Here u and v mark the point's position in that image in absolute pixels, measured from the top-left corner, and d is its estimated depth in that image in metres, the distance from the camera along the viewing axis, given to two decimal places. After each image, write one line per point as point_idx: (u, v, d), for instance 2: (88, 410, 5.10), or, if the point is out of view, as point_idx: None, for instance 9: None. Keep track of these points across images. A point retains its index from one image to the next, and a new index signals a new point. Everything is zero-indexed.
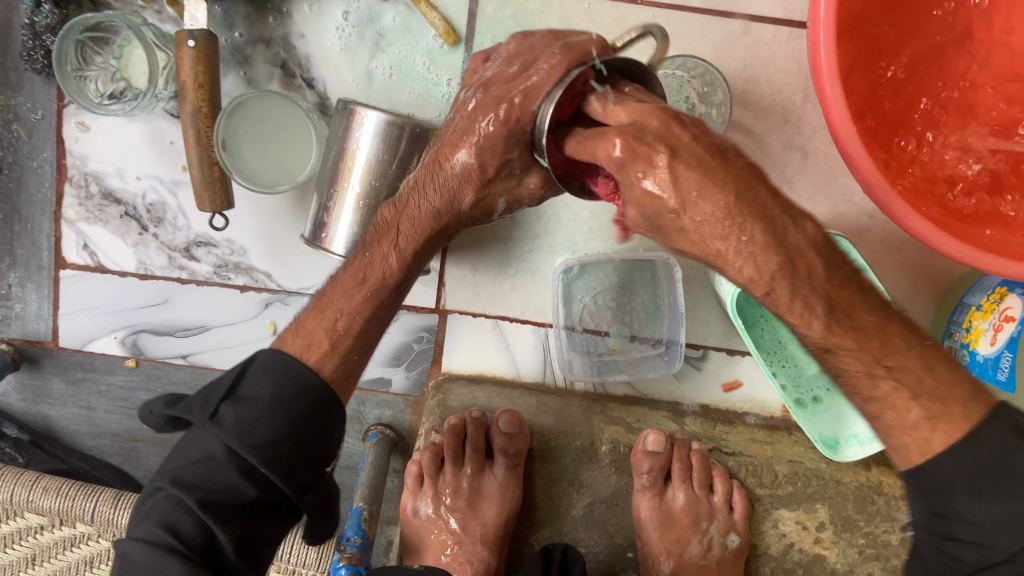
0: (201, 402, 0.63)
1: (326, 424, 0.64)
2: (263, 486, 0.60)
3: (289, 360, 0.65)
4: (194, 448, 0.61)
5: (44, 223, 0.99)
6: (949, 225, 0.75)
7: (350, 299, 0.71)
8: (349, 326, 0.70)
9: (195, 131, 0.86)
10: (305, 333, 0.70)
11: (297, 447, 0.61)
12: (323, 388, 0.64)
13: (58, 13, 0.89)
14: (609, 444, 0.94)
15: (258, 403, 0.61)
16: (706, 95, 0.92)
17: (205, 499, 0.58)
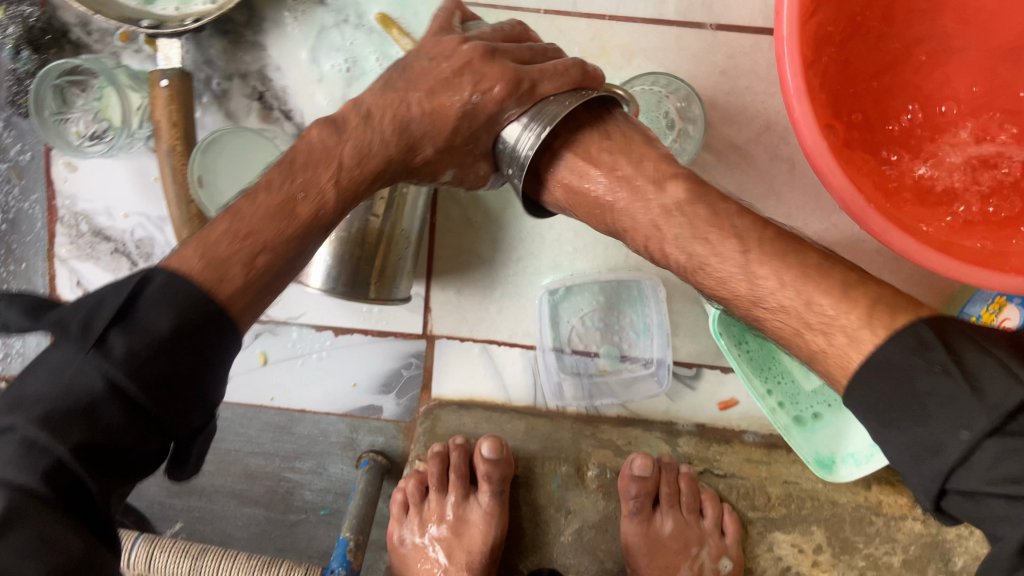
0: (79, 319, 0.51)
1: (216, 357, 0.54)
2: (145, 422, 0.51)
3: (187, 282, 0.53)
4: (71, 374, 0.50)
5: (38, 262, 1.01)
6: (934, 237, 0.72)
7: (271, 222, 0.59)
8: (268, 265, 0.58)
9: (171, 169, 0.88)
10: (212, 254, 0.56)
11: (182, 385, 0.52)
12: (218, 308, 0.54)
13: (37, 59, 0.91)
14: (595, 469, 0.95)
15: (152, 337, 0.50)
16: (683, 111, 0.91)
17: (85, 441, 0.48)
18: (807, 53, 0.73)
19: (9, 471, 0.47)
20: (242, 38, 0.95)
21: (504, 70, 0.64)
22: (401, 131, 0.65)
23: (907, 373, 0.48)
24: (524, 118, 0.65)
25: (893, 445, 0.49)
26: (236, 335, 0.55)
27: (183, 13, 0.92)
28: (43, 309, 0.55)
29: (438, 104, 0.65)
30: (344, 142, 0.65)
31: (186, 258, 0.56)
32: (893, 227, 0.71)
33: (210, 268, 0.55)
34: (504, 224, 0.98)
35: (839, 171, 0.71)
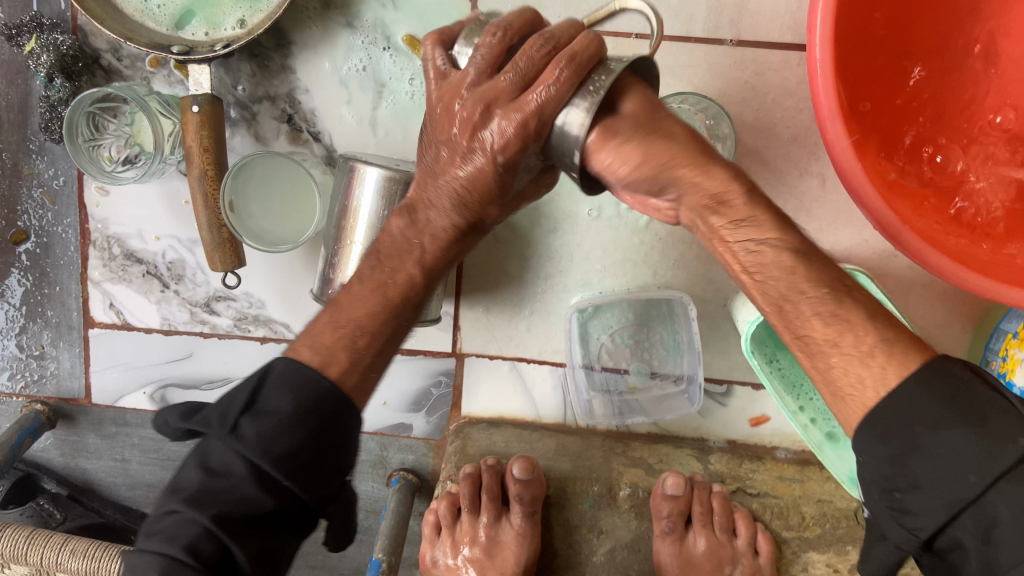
0: (219, 413, 0.56)
1: (340, 431, 0.57)
2: (282, 495, 0.55)
3: (308, 367, 0.58)
4: (213, 459, 0.55)
5: (72, 285, 1.02)
6: (974, 257, 0.72)
7: (370, 312, 0.63)
8: (369, 343, 0.62)
9: (203, 195, 0.87)
10: (324, 348, 0.61)
11: (318, 455, 0.55)
12: (340, 394, 0.58)
13: (69, 86, 0.92)
14: (628, 489, 0.94)
15: (280, 417, 0.54)
16: (711, 128, 0.90)
17: (223, 517, 0.53)
18: (839, 75, 0.72)
19: (170, 545, 0.53)
20: (270, 61, 0.95)
21: (518, 110, 0.53)
22: (456, 200, 0.62)
23: (966, 386, 0.50)
24: (577, 102, 0.52)
25: (938, 444, 0.49)
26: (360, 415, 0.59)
27: (212, 38, 0.93)
28: (192, 411, 0.61)
29: (473, 171, 0.59)
30: (422, 232, 0.66)
31: (297, 352, 0.61)
32: (932, 249, 0.70)
33: (316, 354, 0.60)
34: (533, 242, 0.96)
35: (875, 193, 0.71)
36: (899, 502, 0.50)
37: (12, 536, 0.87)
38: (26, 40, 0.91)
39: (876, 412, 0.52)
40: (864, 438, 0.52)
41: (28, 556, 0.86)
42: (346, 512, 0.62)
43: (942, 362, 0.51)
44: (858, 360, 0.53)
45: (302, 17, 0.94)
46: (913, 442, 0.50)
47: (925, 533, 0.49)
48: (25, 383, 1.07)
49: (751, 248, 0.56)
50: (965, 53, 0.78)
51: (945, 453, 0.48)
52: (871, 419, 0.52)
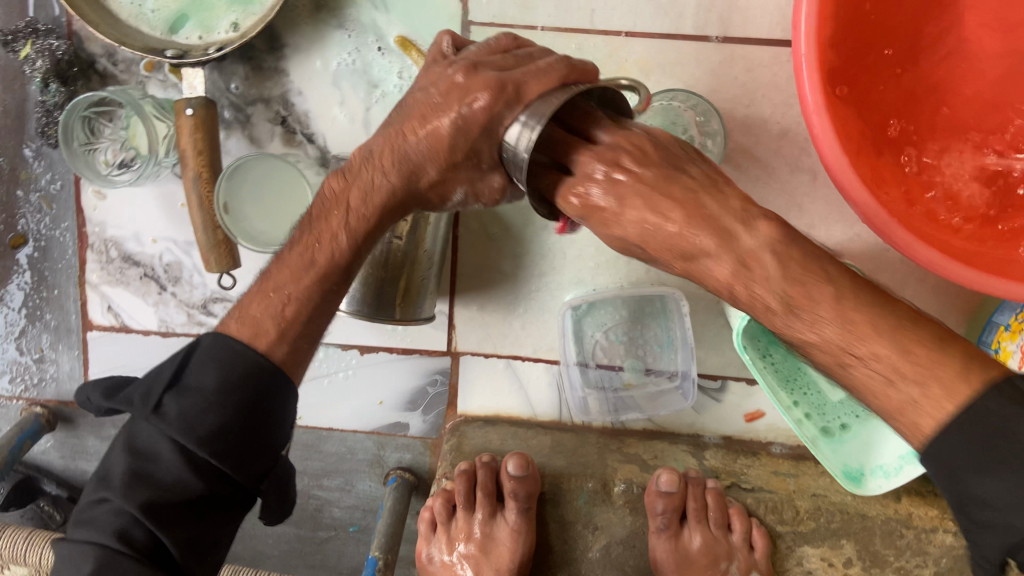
0: (144, 392, 0.63)
1: (270, 411, 0.63)
2: (210, 476, 0.61)
3: (233, 343, 0.64)
4: (145, 440, 0.62)
5: (70, 288, 1.03)
6: (961, 250, 0.73)
7: (294, 278, 0.69)
8: (296, 314, 0.68)
9: (198, 197, 0.89)
10: (250, 319, 0.67)
11: (244, 435, 0.61)
12: (271, 371, 0.64)
13: (64, 90, 0.94)
14: (622, 485, 0.94)
15: (201, 394, 0.61)
16: (702, 125, 0.91)
17: (152, 502, 0.59)
18: (826, 70, 0.72)
19: (103, 533, 0.59)
20: (264, 64, 0.96)
21: (488, 79, 0.61)
22: (408, 165, 0.67)
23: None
24: (522, 116, 0.61)
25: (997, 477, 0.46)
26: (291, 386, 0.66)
27: (206, 41, 0.94)
28: (115, 388, 0.68)
29: (435, 122, 0.64)
30: (360, 192, 0.69)
31: (228, 326, 0.67)
32: (920, 242, 0.71)
33: (243, 323, 0.67)
34: (526, 241, 0.97)
35: (862, 187, 0.71)
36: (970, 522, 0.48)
37: (11, 537, 0.87)
38: (21, 45, 0.93)
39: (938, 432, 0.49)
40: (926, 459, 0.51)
41: (27, 557, 0.87)
42: (282, 487, 0.67)
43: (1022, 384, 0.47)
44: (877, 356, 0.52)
45: (294, 20, 0.95)
46: (962, 486, 0.48)
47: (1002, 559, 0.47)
48: (25, 386, 1.08)
49: (746, 266, 0.57)
50: (954, 42, 0.77)
51: (987, 496, 0.47)
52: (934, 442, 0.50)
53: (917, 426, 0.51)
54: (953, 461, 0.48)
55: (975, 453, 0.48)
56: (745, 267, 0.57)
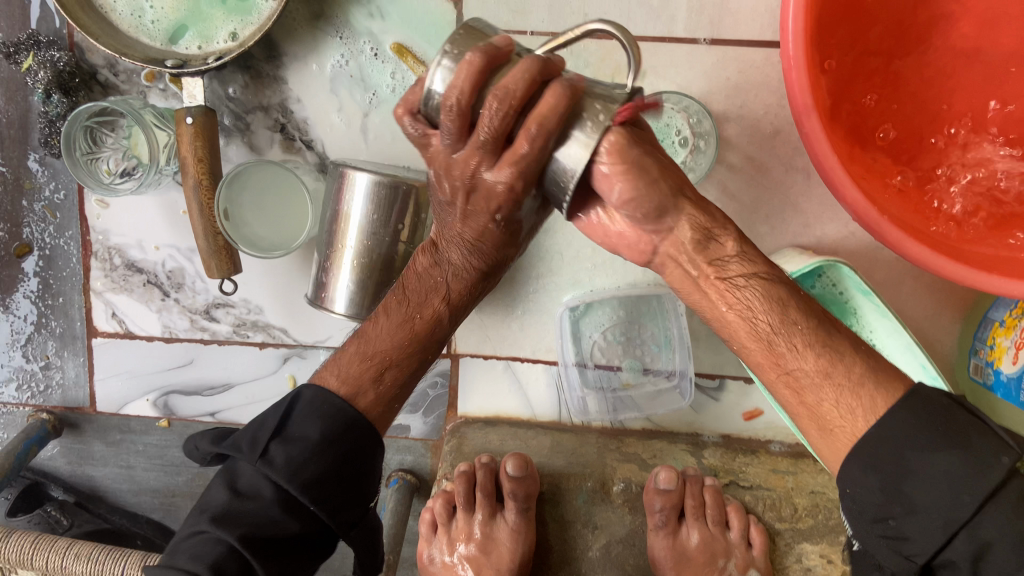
0: (250, 438, 0.69)
1: (366, 459, 0.70)
2: (306, 518, 0.66)
3: (336, 400, 0.70)
4: (244, 483, 0.67)
5: (75, 296, 1.04)
6: (950, 247, 0.73)
7: (392, 343, 0.74)
8: (395, 378, 0.74)
9: (198, 204, 0.89)
10: (349, 377, 0.73)
11: (340, 485, 0.67)
12: (365, 426, 0.70)
13: (67, 101, 0.94)
14: (621, 484, 0.95)
15: (306, 444, 0.67)
16: (695, 126, 0.93)
17: (248, 535, 0.64)
18: (816, 66, 0.73)
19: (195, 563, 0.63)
20: (262, 72, 0.98)
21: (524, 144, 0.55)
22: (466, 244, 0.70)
23: (949, 410, 0.57)
24: (577, 132, 0.55)
25: (929, 468, 0.56)
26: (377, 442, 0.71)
27: (205, 51, 0.95)
28: (224, 435, 0.75)
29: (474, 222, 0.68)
30: (444, 271, 0.74)
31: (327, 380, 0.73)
32: (907, 238, 0.71)
33: (348, 385, 0.72)
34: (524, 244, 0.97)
35: (852, 183, 0.72)
36: (891, 528, 0.58)
37: (19, 542, 0.89)
38: (24, 57, 0.93)
39: (874, 437, 0.58)
40: (855, 469, 0.59)
41: (34, 561, 0.88)
42: (371, 536, 0.73)
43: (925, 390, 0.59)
44: (849, 391, 0.60)
45: (292, 28, 0.96)
46: (906, 464, 0.57)
47: (920, 558, 0.56)
48: (32, 394, 1.09)
49: (735, 282, 0.65)
50: (944, 38, 0.78)
51: (933, 473, 0.56)
52: (868, 448, 0.58)
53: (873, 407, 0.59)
54: (899, 440, 0.57)
55: (918, 439, 0.57)
56: (738, 289, 0.65)
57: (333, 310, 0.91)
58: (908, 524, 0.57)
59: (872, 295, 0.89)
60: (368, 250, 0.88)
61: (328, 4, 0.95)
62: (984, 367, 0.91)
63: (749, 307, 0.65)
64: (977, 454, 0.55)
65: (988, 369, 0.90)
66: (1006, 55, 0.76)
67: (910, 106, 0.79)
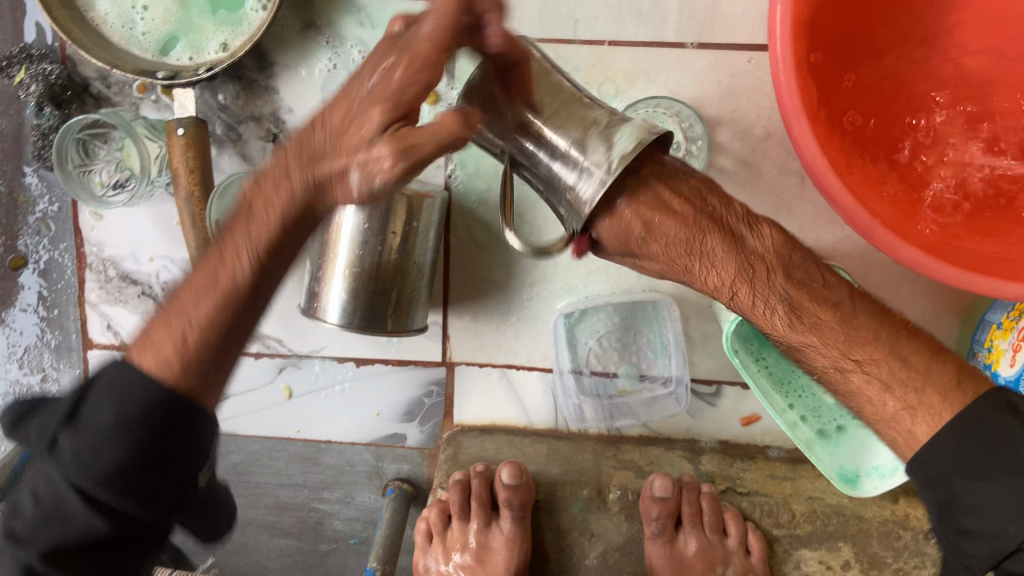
0: (40, 428, 0.59)
1: (178, 441, 0.57)
2: (117, 518, 0.56)
3: (129, 375, 0.57)
4: (44, 487, 0.57)
5: (70, 308, 1.04)
6: (946, 249, 0.72)
7: (205, 312, 0.60)
8: (200, 339, 0.60)
9: (190, 215, 0.89)
10: (156, 352, 0.59)
11: (149, 473, 0.55)
12: (173, 398, 0.57)
13: (59, 114, 0.95)
14: (617, 492, 0.95)
15: (96, 430, 0.55)
16: (687, 130, 0.94)
17: (53, 547, 0.56)
18: (804, 69, 0.73)
19: None
20: (254, 82, 0.98)
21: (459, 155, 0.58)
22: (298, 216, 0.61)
23: (1004, 431, 0.60)
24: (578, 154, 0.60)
25: (976, 495, 0.60)
26: (199, 414, 0.59)
27: (196, 62, 0.95)
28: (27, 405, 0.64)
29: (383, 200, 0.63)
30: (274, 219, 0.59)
31: (144, 355, 0.60)
32: (901, 241, 0.70)
33: (176, 369, 0.58)
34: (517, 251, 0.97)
35: (843, 187, 0.71)
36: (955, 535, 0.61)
37: None
38: (16, 71, 0.94)
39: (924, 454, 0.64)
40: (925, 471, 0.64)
41: None
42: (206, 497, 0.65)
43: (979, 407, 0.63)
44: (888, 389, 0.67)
45: (283, 39, 0.96)
46: (953, 488, 0.61)
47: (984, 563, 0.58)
48: None
49: (796, 317, 0.69)
50: (929, 44, 0.79)
51: (978, 498, 0.59)
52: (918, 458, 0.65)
53: (912, 434, 0.66)
54: (943, 460, 0.63)
55: (959, 462, 0.62)
56: (796, 314, 0.69)
57: (326, 320, 0.90)
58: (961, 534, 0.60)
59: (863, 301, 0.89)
60: (360, 259, 0.88)
61: (319, 13, 0.95)
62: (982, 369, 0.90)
63: (775, 317, 0.69)
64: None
65: (987, 372, 0.89)
66: (993, 57, 0.76)
67: (896, 110, 0.79)
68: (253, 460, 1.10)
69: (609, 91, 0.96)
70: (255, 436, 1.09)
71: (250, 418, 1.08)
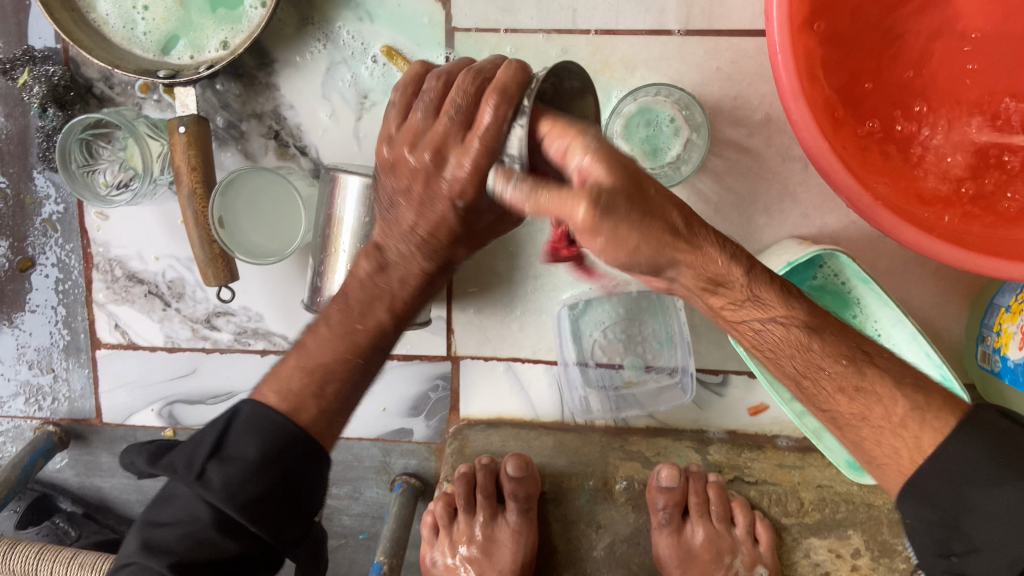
0: (184, 458, 0.63)
1: (308, 480, 0.64)
2: (244, 536, 0.62)
3: (277, 413, 0.64)
4: (180, 504, 0.63)
5: (78, 308, 1.05)
6: (947, 229, 0.72)
7: (335, 351, 0.68)
8: (337, 390, 0.68)
9: (193, 213, 0.89)
10: (293, 387, 0.67)
11: (283, 504, 0.62)
12: (314, 439, 0.65)
13: (62, 115, 0.96)
14: (623, 483, 0.94)
15: (243, 463, 0.61)
16: (688, 117, 0.92)
17: (181, 562, 0.60)
18: (801, 52, 0.72)
19: None
20: (255, 80, 0.98)
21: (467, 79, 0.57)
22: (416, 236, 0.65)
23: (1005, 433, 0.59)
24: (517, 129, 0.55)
25: (988, 502, 0.57)
26: (322, 453, 0.65)
27: (197, 61, 0.96)
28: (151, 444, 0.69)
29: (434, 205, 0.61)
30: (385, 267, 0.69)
31: (265, 396, 0.67)
32: (900, 221, 0.70)
33: (287, 401, 0.65)
34: (519, 240, 0.96)
35: (842, 169, 0.70)
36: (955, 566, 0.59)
37: (23, 553, 0.89)
38: (20, 73, 0.96)
39: (918, 478, 0.61)
40: (912, 503, 0.61)
41: (38, 572, 0.89)
42: (313, 553, 0.68)
43: (982, 414, 0.60)
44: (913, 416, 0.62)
45: (282, 35, 0.97)
46: (964, 504, 0.58)
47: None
48: (39, 407, 1.10)
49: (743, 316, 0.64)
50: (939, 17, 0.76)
51: (993, 509, 0.57)
52: (912, 483, 0.61)
53: (918, 445, 0.61)
54: (956, 471, 0.59)
55: (963, 473, 0.59)
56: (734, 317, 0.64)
57: None
58: (974, 562, 0.58)
59: (872, 284, 0.88)
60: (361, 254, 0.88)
61: (318, 9, 0.95)
62: (991, 354, 0.88)
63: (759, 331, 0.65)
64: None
65: (996, 356, 0.87)
66: (1002, 31, 0.74)
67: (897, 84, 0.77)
68: None
69: (609, 80, 0.95)
70: None
71: None
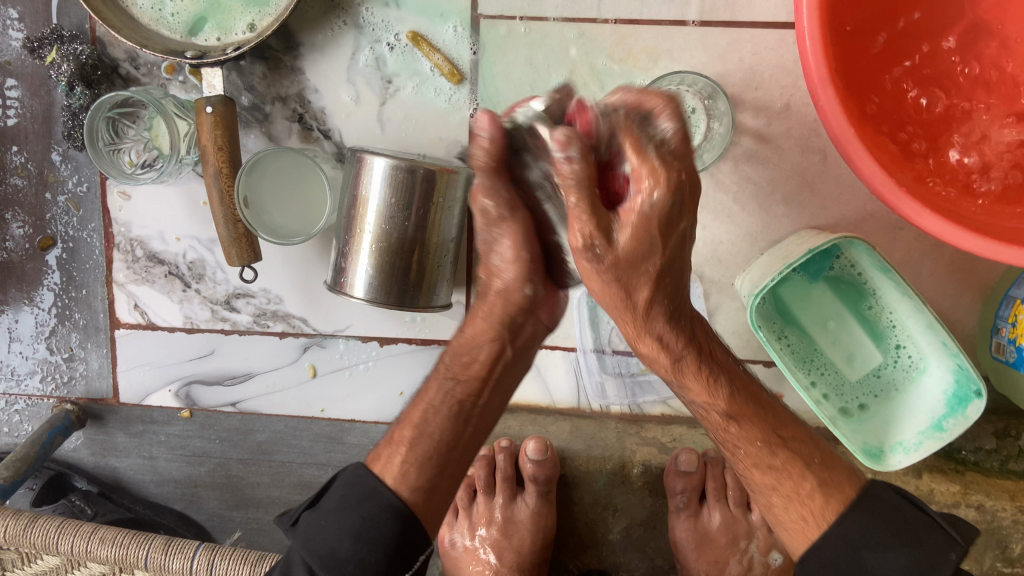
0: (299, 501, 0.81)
1: (390, 539, 0.72)
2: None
3: (362, 466, 0.77)
4: (287, 556, 0.76)
5: (98, 288, 1.06)
6: (970, 219, 0.73)
7: (427, 421, 0.78)
8: (422, 467, 0.76)
9: (219, 192, 0.89)
10: (384, 453, 0.78)
11: (362, 551, 0.71)
12: (390, 497, 0.73)
13: (89, 94, 0.96)
14: (640, 467, 0.96)
15: (326, 510, 0.74)
16: (710, 108, 0.94)
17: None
18: (829, 39, 0.73)
19: None
20: (281, 63, 0.99)
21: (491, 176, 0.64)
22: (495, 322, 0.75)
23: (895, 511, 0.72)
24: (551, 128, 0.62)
25: (883, 564, 0.69)
26: (415, 524, 0.74)
27: (224, 42, 0.96)
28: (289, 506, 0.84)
29: (504, 296, 0.73)
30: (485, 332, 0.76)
31: (378, 456, 0.79)
32: (924, 209, 0.71)
33: (386, 451, 0.79)
34: None
35: (868, 155, 0.71)
36: None
37: (44, 527, 0.89)
38: (48, 51, 0.96)
39: (823, 544, 0.72)
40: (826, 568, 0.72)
41: (59, 545, 0.89)
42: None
43: (875, 491, 0.74)
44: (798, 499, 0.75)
45: (309, 18, 0.98)
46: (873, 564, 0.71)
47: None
48: (56, 385, 1.10)
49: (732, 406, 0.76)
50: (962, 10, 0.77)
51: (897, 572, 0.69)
52: (819, 551, 0.72)
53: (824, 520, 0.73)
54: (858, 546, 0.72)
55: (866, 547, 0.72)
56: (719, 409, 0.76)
57: (353, 295, 0.92)
58: None
59: (892, 273, 0.89)
60: (387, 235, 0.89)
61: None
62: (1006, 345, 0.89)
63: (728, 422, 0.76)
64: (925, 550, 0.70)
65: (1011, 348, 0.88)
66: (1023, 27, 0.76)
67: (930, 68, 0.78)
68: (277, 439, 1.10)
69: (632, 70, 0.96)
70: (279, 415, 1.09)
71: (273, 397, 1.08)
